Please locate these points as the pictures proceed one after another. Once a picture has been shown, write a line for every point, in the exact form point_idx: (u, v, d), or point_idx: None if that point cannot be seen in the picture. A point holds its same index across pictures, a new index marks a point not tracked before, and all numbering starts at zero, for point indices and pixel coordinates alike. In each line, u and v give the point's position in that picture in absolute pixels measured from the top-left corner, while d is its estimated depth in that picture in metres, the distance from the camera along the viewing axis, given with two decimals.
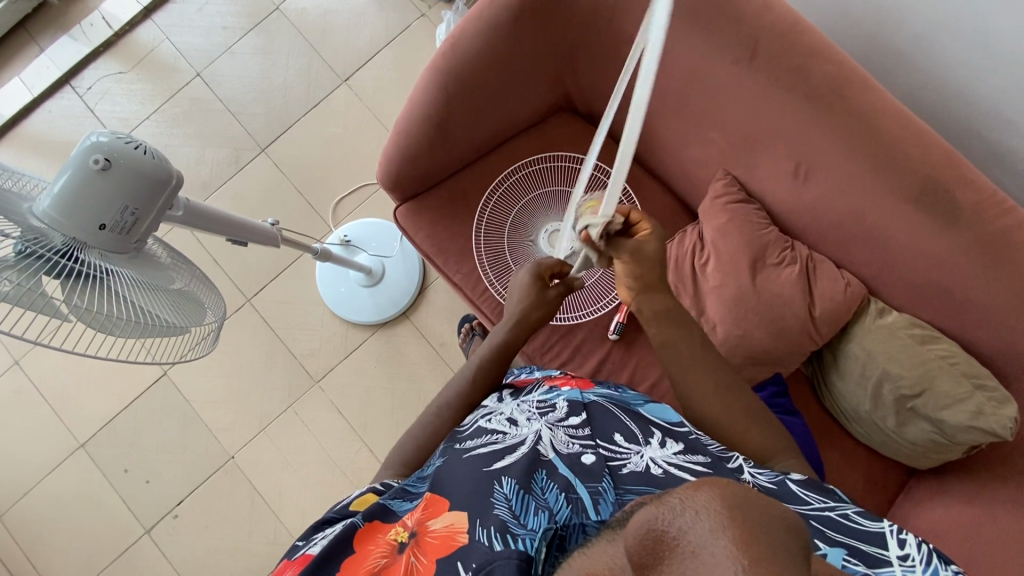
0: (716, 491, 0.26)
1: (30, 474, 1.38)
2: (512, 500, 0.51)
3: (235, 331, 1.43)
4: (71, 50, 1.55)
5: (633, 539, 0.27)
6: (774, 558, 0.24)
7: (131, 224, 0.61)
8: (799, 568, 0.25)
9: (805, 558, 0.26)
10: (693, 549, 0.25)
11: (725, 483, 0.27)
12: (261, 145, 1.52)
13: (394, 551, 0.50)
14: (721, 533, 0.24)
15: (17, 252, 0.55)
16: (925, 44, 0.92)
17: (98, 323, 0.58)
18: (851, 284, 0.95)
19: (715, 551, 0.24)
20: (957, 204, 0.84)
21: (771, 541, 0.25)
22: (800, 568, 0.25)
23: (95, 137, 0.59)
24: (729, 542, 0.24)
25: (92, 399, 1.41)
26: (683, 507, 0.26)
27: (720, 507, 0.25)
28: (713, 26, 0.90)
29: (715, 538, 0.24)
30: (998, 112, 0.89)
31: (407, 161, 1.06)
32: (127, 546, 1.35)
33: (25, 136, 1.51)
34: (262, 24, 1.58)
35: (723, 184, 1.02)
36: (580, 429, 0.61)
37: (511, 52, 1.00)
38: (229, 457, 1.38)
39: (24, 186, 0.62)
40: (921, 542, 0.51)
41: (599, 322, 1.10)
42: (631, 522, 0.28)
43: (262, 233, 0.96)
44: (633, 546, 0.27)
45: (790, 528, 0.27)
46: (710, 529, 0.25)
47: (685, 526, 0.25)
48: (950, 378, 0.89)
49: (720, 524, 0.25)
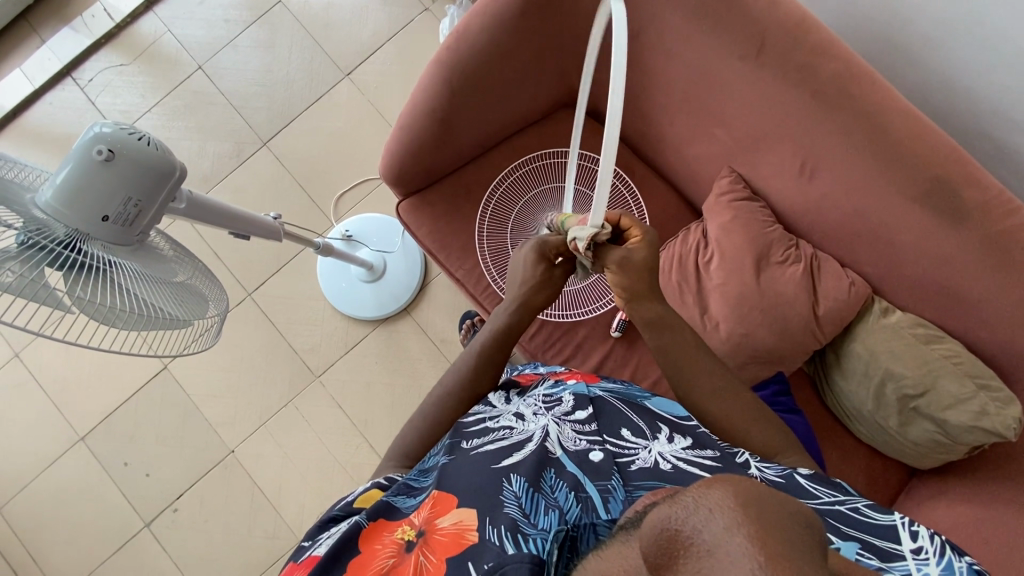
0: (729, 490, 0.26)
1: (29, 467, 1.38)
2: (522, 499, 0.50)
3: (235, 325, 1.43)
4: (71, 41, 1.54)
5: (648, 539, 0.27)
6: (791, 557, 0.23)
7: (134, 216, 0.61)
8: (817, 565, 0.25)
9: (822, 554, 0.26)
10: (707, 548, 0.24)
11: (740, 482, 0.27)
12: (263, 139, 1.52)
13: (402, 551, 0.50)
14: (736, 531, 0.24)
15: (20, 243, 0.55)
16: (933, 42, 0.92)
17: (103, 314, 0.58)
18: (855, 283, 0.95)
19: (731, 549, 0.24)
20: (964, 203, 0.84)
21: (789, 541, 0.24)
22: (817, 565, 0.25)
23: (97, 127, 0.58)
24: (744, 540, 0.24)
25: (92, 392, 1.40)
26: (697, 505, 0.26)
27: (734, 505, 0.25)
28: (720, 23, 0.90)
29: (730, 536, 0.24)
30: (1006, 112, 0.89)
31: (410, 156, 1.05)
32: (126, 540, 1.35)
33: (25, 127, 1.50)
34: (264, 17, 1.57)
35: (728, 182, 1.01)
36: (587, 424, 0.61)
37: (517, 47, 0.99)
38: (229, 451, 1.38)
39: (26, 177, 0.61)
40: (934, 533, 0.50)
41: (602, 319, 1.10)
42: (645, 523, 0.28)
43: (263, 227, 0.95)
44: (649, 547, 0.27)
45: (806, 527, 0.26)
46: (725, 527, 0.24)
47: (698, 525, 0.25)
48: (954, 379, 0.89)
49: (734, 522, 0.24)
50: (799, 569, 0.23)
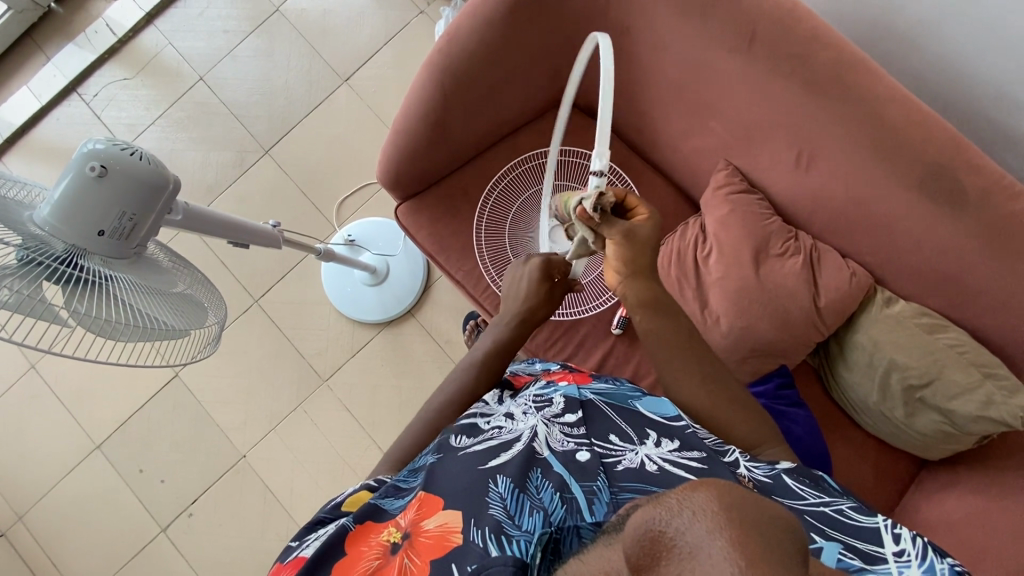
0: (711, 492, 0.27)
1: (48, 476, 1.41)
2: (507, 500, 0.51)
3: (243, 333, 1.45)
4: (76, 57, 1.57)
5: (629, 541, 0.27)
6: (770, 561, 0.24)
7: (130, 229, 0.62)
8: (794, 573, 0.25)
9: (803, 559, 0.26)
10: (689, 550, 0.25)
11: (719, 485, 0.28)
12: (265, 147, 1.53)
13: (387, 553, 0.51)
14: (718, 534, 0.25)
15: (19, 260, 0.56)
16: (930, 26, 0.90)
17: (100, 327, 0.59)
18: (856, 274, 0.94)
19: (711, 552, 0.24)
20: (964, 188, 0.82)
21: (767, 541, 0.25)
22: (796, 570, 0.25)
23: (91, 144, 0.60)
24: (725, 543, 0.24)
25: (106, 401, 1.43)
26: (680, 507, 0.26)
27: (717, 508, 0.26)
28: (709, 16, 0.89)
29: (711, 539, 0.24)
30: (1007, 94, 0.87)
31: (406, 161, 1.06)
32: (143, 545, 1.37)
33: (35, 144, 1.54)
34: (262, 26, 1.59)
35: (725, 175, 1.01)
36: (576, 427, 0.61)
37: (508, 47, 0.99)
38: (240, 456, 1.40)
39: (25, 195, 0.63)
40: (916, 536, 0.50)
41: (602, 317, 1.10)
42: (629, 526, 0.28)
43: (263, 236, 0.96)
44: (632, 549, 0.27)
45: (787, 529, 0.27)
46: (706, 530, 0.25)
47: (681, 527, 0.25)
48: (958, 368, 0.88)
49: (716, 525, 0.25)
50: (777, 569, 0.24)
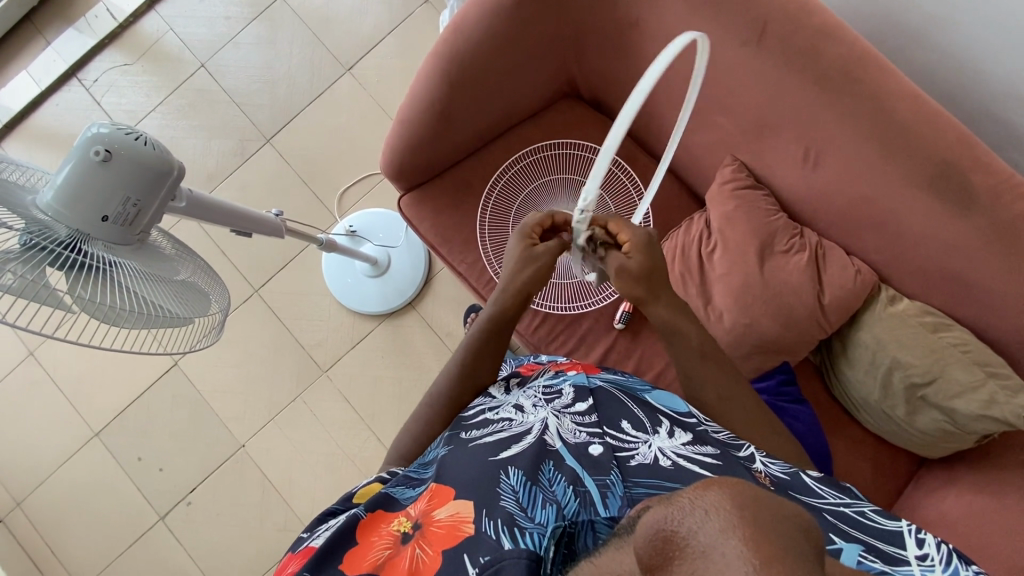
0: (725, 491, 0.26)
1: (46, 463, 1.40)
2: (519, 493, 0.50)
3: (242, 322, 1.44)
4: (76, 42, 1.55)
5: (641, 540, 0.27)
6: (785, 561, 0.24)
7: (134, 216, 0.61)
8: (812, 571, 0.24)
9: (818, 556, 0.26)
10: (702, 549, 0.24)
11: (731, 484, 0.27)
12: (266, 135, 1.52)
13: (398, 543, 0.51)
14: (731, 533, 0.24)
15: (22, 244, 0.55)
16: (942, 22, 0.89)
17: (105, 314, 0.59)
18: (861, 271, 0.94)
19: (725, 551, 0.24)
20: (971, 187, 0.82)
21: (782, 539, 0.25)
22: (813, 569, 0.25)
23: (96, 128, 0.59)
24: (739, 542, 0.24)
25: (105, 389, 1.42)
26: (693, 505, 0.26)
27: (730, 507, 0.25)
28: (720, 9, 0.89)
29: (724, 538, 0.24)
30: (1017, 93, 0.87)
31: (410, 151, 1.05)
32: (141, 533, 1.37)
33: (34, 129, 1.52)
34: (264, 13, 1.57)
35: (731, 170, 1.00)
36: (587, 416, 0.61)
37: (515, 37, 0.98)
38: (239, 445, 1.40)
39: (28, 178, 0.62)
40: (940, 542, 0.50)
41: (605, 311, 1.09)
42: (641, 526, 0.28)
43: (266, 225, 0.95)
44: (643, 550, 0.27)
45: (800, 527, 0.26)
46: (719, 529, 0.24)
47: (693, 526, 0.25)
48: (963, 368, 0.87)
49: (729, 524, 0.24)
50: (793, 569, 0.23)
